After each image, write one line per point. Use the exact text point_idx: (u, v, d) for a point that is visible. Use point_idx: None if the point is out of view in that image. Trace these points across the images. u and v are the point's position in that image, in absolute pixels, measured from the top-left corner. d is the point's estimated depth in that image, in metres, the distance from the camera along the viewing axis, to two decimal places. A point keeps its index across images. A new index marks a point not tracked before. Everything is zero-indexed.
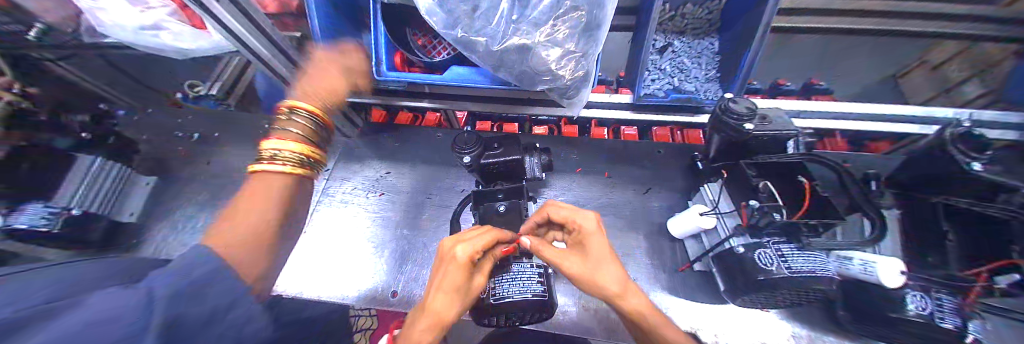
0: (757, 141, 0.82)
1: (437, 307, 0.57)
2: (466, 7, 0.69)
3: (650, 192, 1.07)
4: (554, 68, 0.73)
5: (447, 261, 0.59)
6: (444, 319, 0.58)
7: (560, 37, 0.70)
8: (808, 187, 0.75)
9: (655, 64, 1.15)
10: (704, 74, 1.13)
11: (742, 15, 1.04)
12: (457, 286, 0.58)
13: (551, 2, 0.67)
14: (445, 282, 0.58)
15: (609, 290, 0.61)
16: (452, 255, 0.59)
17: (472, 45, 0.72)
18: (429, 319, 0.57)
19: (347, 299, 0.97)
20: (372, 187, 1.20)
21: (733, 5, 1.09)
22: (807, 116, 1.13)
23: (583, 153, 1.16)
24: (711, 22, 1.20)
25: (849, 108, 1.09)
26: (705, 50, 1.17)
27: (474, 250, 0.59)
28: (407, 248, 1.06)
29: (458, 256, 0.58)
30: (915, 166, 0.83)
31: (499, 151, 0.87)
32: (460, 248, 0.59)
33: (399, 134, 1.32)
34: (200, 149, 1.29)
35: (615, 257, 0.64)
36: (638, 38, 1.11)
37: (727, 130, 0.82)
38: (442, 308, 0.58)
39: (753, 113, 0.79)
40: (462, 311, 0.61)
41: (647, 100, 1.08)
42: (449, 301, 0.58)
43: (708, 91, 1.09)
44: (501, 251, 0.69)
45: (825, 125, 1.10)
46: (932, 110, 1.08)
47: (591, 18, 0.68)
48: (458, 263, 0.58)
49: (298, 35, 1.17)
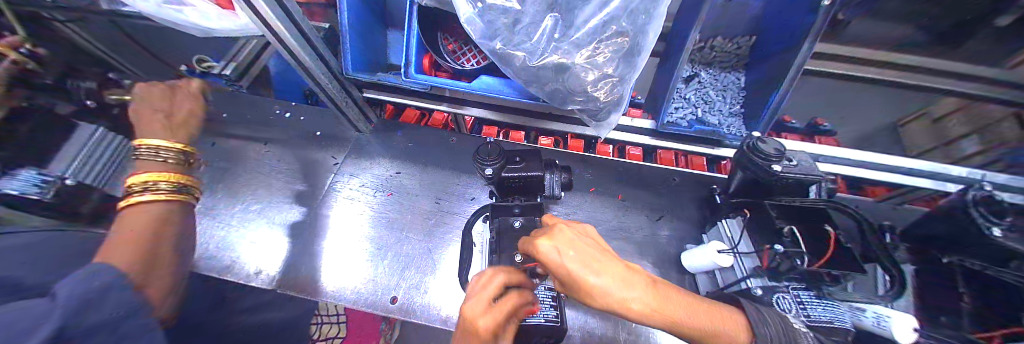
0: (782, 183, 0.82)
1: None
2: (507, 22, 0.69)
3: (661, 220, 1.05)
4: (590, 90, 0.72)
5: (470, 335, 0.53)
6: None
7: (601, 60, 0.69)
8: (832, 237, 0.75)
9: (680, 92, 1.17)
10: (728, 108, 1.14)
11: (771, 54, 1.06)
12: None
13: (596, 25, 0.66)
14: None
15: (633, 311, 0.51)
16: (472, 329, 0.53)
17: (509, 58, 0.70)
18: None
19: (343, 301, 0.93)
20: (380, 186, 1.16)
21: (764, 44, 1.11)
22: (824, 160, 1.13)
23: (597, 173, 1.14)
24: (739, 57, 1.22)
25: (864, 157, 1.11)
26: (731, 84, 1.19)
27: (496, 320, 0.54)
28: (411, 254, 1.03)
29: (480, 326, 0.53)
30: (931, 223, 0.83)
31: (521, 166, 0.85)
32: (482, 318, 0.54)
33: (413, 133, 1.29)
34: (205, 128, 1.25)
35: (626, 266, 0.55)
36: (666, 65, 1.12)
37: (756, 169, 0.81)
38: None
39: (782, 155, 0.78)
40: None
41: (670, 128, 1.07)
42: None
43: (731, 126, 1.10)
44: (524, 310, 0.63)
45: (840, 171, 1.11)
46: (946, 168, 1.09)
47: (633, 44, 0.68)
48: (482, 336, 0.52)
49: (327, 24, 1.16)
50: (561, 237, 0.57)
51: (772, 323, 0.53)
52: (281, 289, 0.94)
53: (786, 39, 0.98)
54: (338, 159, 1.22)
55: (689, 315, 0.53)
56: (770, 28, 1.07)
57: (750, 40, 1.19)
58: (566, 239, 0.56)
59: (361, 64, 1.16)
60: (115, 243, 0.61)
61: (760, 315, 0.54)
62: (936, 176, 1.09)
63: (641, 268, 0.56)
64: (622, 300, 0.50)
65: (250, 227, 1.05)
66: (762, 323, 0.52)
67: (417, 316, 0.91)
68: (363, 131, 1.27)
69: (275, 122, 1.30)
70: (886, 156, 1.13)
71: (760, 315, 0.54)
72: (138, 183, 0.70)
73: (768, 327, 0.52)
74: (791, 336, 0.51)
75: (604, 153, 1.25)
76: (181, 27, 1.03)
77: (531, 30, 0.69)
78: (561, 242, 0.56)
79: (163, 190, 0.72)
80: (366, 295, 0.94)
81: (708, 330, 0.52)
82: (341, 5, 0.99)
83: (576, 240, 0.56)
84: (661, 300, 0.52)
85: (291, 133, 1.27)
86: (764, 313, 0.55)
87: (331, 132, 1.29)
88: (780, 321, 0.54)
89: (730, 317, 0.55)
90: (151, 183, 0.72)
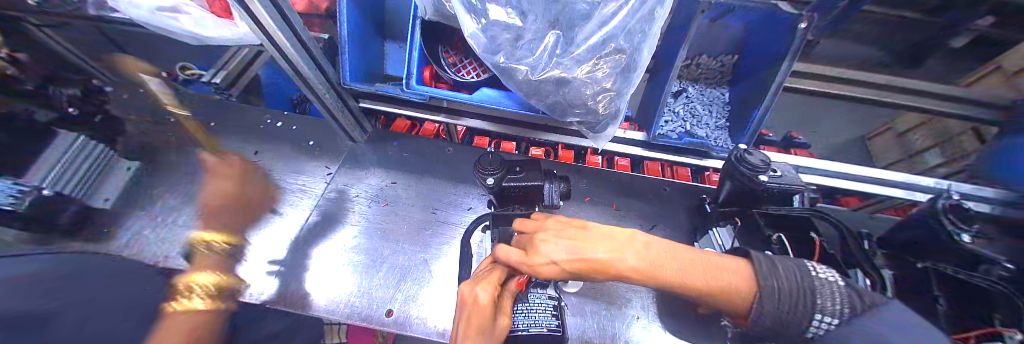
0: (768, 193, 0.86)
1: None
2: (509, 37, 0.72)
3: (654, 229, 1.07)
4: (589, 103, 0.76)
5: (470, 305, 0.62)
6: None
7: (600, 75, 0.73)
8: (818, 244, 0.79)
9: (670, 107, 1.25)
10: (715, 122, 1.22)
11: (753, 72, 1.13)
12: (482, 324, 0.60)
13: (595, 42, 0.70)
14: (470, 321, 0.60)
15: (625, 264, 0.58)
16: (473, 298, 0.63)
17: (511, 72, 0.73)
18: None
19: (336, 316, 0.90)
20: (374, 196, 1.14)
21: (746, 63, 1.19)
22: (804, 170, 1.20)
23: (592, 182, 1.17)
24: (723, 73, 1.30)
25: (840, 168, 1.19)
26: (717, 99, 1.29)
27: (490, 290, 0.64)
28: (406, 265, 1.01)
29: (480, 298, 0.62)
30: (908, 228, 0.89)
31: (521, 176, 0.86)
32: (481, 290, 0.64)
33: (408, 143, 1.28)
34: (190, 137, 1.21)
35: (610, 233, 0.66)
36: (657, 80, 1.18)
37: (744, 179, 0.86)
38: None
39: (767, 166, 0.83)
40: None
41: (661, 140, 1.14)
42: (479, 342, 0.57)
43: (718, 139, 1.18)
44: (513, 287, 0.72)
45: (819, 181, 1.18)
46: (915, 178, 1.18)
47: (630, 60, 0.72)
48: (480, 303, 0.62)
49: (326, 35, 1.17)
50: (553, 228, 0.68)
51: (784, 272, 0.54)
52: (267, 304, 0.89)
53: (766, 58, 1.06)
54: (331, 169, 1.20)
55: (680, 271, 0.58)
56: (750, 49, 1.15)
57: (732, 59, 1.25)
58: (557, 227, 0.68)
59: (359, 74, 1.17)
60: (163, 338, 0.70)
61: (771, 268, 0.55)
62: (907, 186, 1.17)
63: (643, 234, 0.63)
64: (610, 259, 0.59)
65: (236, 239, 1.01)
66: (770, 275, 0.54)
67: (413, 330, 0.89)
68: (357, 141, 1.26)
69: (266, 132, 1.27)
70: (859, 167, 1.22)
71: (771, 269, 0.55)
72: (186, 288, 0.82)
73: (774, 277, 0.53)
74: (804, 286, 0.52)
75: (592, 162, 1.25)
76: (175, 34, 1.02)
77: (533, 46, 0.72)
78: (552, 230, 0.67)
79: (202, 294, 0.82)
80: (359, 309, 0.91)
81: (699, 282, 0.57)
82: (341, 16, 1.00)
83: (563, 227, 0.68)
84: (643, 253, 0.60)
85: (283, 143, 1.24)
86: (773, 264, 0.55)
87: (324, 142, 1.27)
88: (790, 272, 0.54)
89: (734, 269, 0.57)
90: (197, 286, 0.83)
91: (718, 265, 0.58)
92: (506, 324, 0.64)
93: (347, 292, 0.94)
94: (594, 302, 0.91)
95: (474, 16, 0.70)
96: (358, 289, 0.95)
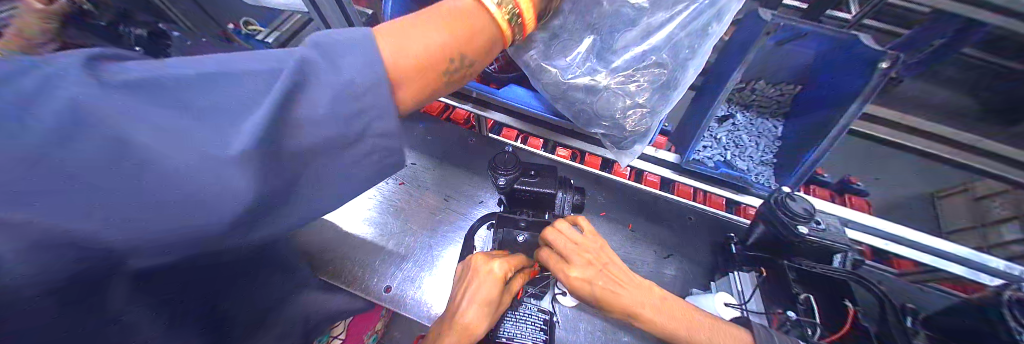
0: (806, 245, 0.77)
1: (465, 320, 0.60)
2: (545, 37, 0.70)
3: (669, 258, 1.00)
4: (618, 116, 0.71)
5: (482, 275, 0.64)
6: (471, 333, 0.60)
7: (634, 88, 0.69)
8: (851, 313, 0.71)
9: (711, 132, 1.17)
10: (760, 156, 1.12)
11: (816, 107, 1.01)
12: (488, 299, 0.62)
13: (636, 53, 0.65)
14: (478, 294, 0.63)
15: (633, 308, 0.65)
16: (486, 269, 0.64)
17: (541, 72, 0.72)
18: (458, 334, 0.59)
19: (338, 280, 0.95)
20: (395, 174, 1.17)
21: (810, 97, 1.06)
22: (854, 226, 1.07)
23: (611, 197, 1.12)
24: (779, 104, 1.19)
25: (894, 229, 1.06)
26: (767, 131, 1.18)
27: (507, 266, 0.65)
28: (411, 246, 1.02)
29: (495, 270, 0.64)
30: (960, 314, 0.75)
31: (535, 180, 0.84)
32: (497, 264, 0.65)
33: (434, 127, 1.29)
34: None
35: (637, 280, 0.69)
36: (702, 101, 1.09)
37: (781, 226, 0.77)
38: (471, 320, 0.60)
39: (811, 216, 0.75)
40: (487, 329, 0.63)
41: (694, 166, 1.06)
42: (480, 317, 0.61)
43: (759, 174, 1.08)
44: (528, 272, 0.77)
45: (871, 240, 1.04)
46: (983, 256, 1.01)
47: (670, 77, 0.67)
48: (493, 277, 0.63)
49: (371, 11, 1.19)
50: (578, 261, 0.67)
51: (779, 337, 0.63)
52: None
53: (835, 96, 0.93)
54: None
55: (693, 326, 0.65)
56: (818, 82, 1.01)
57: (796, 89, 1.12)
58: (584, 266, 0.67)
59: None
60: (454, 13, 0.46)
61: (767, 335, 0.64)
62: (971, 264, 1.01)
63: (658, 288, 0.69)
64: (633, 306, 0.65)
65: None
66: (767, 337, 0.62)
67: (406, 310, 0.91)
68: None
69: None
70: (917, 232, 1.07)
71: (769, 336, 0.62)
72: None
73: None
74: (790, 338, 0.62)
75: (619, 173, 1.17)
76: None
77: (567, 48, 0.70)
78: (578, 267, 0.67)
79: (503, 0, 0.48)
80: (363, 279, 0.95)
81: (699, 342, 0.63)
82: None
83: (591, 269, 0.67)
84: (662, 308, 0.66)
85: None
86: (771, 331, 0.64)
87: None
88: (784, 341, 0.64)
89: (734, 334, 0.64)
90: None
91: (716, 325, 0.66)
92: (504, 304, 0.68)
93: (357, 262, 0.98)
94: (589, 321, 0.87)
95: None
96: (364, 260, 0.99)
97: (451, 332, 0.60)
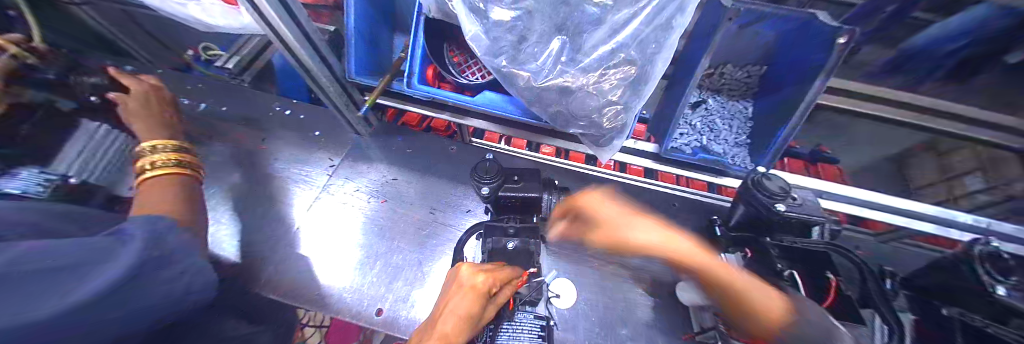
0: (785, 221, 0.80)
1: (443, 329, 0.57)
2: (514, 38, 0.69)
3: None
4: (593, 115, 0.73)
5: (461, 287, 0.62)
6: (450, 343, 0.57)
7: (607, 86, 0.69)
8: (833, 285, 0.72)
9: (687, 119, 1.19)
10: (733, 138, 1.16)
11: (784, 86, 1.04)
12: (469, 312, 0.60)
13: (605, 51, 0.67)
14: (455, 307, 0.60)
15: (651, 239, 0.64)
16: (471, 283, 0.62)
17: (513, 78, 0.71)
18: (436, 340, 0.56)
19: (324, 308, 0.92)
20: (376, 191, 1.13)
21: (777, 77, 1.09)
22: (830, 197, 1.11)
23: (597, 192, 1.13)
24: (748, 85, 1.22)
25: (871, 196, 1.09)
26: (739, 113, 1.21)
27: (490, 280, 0.64)
28: (398, 266, 0.99)
29: (478, 283, 0.62)
30: (940, 272, 0.78)
31: (518, 186, 0.84)
32: (481, 277, 0.63)
33: (413, 140, 1.25)
34: (202, 122, 1.25)
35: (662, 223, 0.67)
36: (674, 91, 1.11)
37: (760, 205, 0.79)
38: (450, 327, 0.57)
39: (787, 193, 0.77)
40: (467, 340, 0.60)
41: (673, 155, 1.05)
42: (459, 326, 0.58)
43: (735, 156, 1.10)
44: (516, 284, 0.74)
45: (845, 209, 1.08)
46: (948, 211, 1.07)
47: (641, 72, 0.68)
48: (476, 289, 0.62)
49: (333, 29, 1.14)
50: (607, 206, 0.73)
51: (815, 314, 0.50)
52: (263, 293, 0.92)
53: (800, 75, 0.96)
54: (336, 161, 1.19)
55: (726, 267, 0.57)
56: (783, 61, 1.05)
57: (762, 70, 1.15)
58: (612, 205, 0.73)
59: (368, 67, 1.08)
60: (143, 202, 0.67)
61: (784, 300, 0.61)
62: (939, 221, 1.07)
63: (689, 236, 0.63)
64: (656, 242, 0.64)
65: (241, 220, 1.05)
66: (803, 312, 0.50)
67: (397, 332, 0.88)
68: (362, 135, 1.24)
69: (274, 119, 1.28)
70: (890, 196, 1.11)
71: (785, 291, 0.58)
72: (145, 160, 0.75)
73: (814, 320, 0.49)
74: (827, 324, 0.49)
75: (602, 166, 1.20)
76: (186, 20, 1.18)
77: (537, 48, 0.70)
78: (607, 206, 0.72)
79: (163, 165, 0.75)
80: (349, 305, 0.92)
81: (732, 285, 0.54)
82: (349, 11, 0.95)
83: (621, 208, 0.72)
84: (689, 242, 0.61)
85: (291, 130, 1.25)
86: (806, 309, 0.51)
87: (329, 132, 1.25)
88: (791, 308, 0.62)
89: (768, 294, 0.53)
90: (155, 157, 0.76)
91: (748, 278, 0.55)
92: (485, 318, 0.65)
93: (342, 287, 0.95)
94: (587, 319, 0.88)
95: (477, 17, 0.67)
96: (349, 285, 0.95)
97: (427, 339, 0.56)
